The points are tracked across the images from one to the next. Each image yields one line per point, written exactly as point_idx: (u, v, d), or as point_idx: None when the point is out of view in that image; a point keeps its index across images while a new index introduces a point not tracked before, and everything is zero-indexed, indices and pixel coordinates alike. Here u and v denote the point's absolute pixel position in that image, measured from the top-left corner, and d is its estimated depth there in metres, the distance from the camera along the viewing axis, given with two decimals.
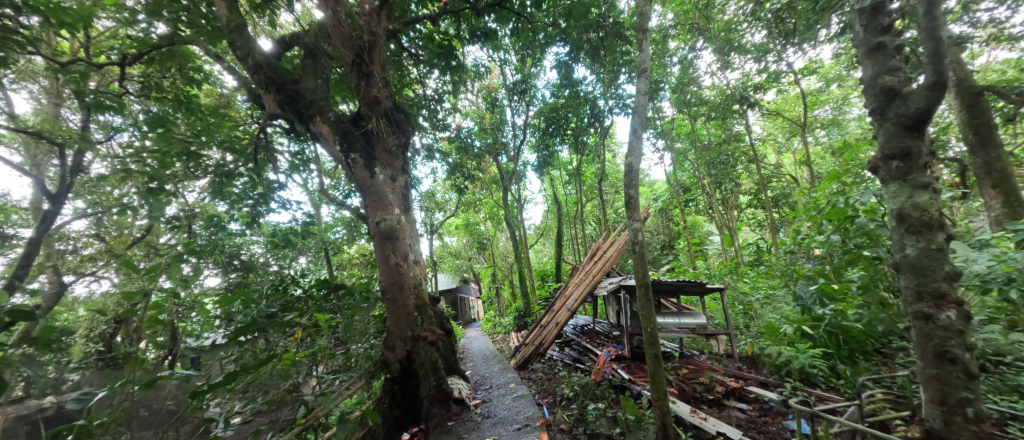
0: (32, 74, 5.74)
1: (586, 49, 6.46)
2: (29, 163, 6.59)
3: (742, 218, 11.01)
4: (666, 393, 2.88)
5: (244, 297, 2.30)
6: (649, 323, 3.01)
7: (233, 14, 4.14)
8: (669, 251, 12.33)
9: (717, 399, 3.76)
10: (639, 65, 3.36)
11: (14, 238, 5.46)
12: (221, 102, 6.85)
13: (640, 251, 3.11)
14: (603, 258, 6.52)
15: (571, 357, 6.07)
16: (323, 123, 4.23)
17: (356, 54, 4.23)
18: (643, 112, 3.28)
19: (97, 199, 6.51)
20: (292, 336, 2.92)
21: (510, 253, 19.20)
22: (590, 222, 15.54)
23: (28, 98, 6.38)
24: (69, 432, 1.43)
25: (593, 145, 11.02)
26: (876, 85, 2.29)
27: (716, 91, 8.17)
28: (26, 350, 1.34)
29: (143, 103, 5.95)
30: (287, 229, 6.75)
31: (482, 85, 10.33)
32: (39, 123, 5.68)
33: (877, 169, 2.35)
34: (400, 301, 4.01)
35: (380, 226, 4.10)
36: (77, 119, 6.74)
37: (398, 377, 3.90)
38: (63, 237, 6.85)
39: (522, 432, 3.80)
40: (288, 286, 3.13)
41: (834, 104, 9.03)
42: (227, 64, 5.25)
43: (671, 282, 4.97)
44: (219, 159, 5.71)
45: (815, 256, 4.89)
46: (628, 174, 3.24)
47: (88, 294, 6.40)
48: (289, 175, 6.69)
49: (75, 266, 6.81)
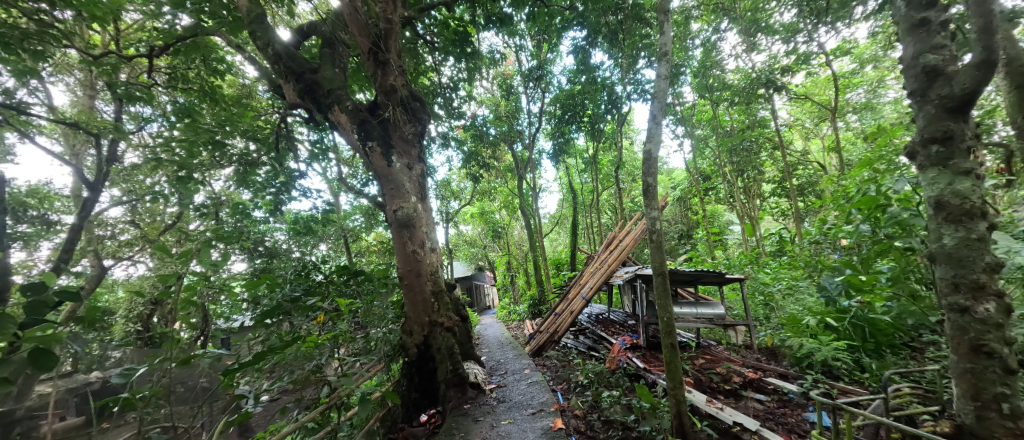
0: (68, 66, 6.03)
1: (603, 33, 6.24)
2: (69, 153, 6.98)
3: (764, 207, 10.66)
4: (682, 383, 2.86)
5: (269, 281, 2.39)
6: (666, 312, 2.95)
7: (252, 4, 4.21)
8: (687, 240, 12.11)
9: (734, 390, 3.71)
10: (660, 48, 3.24)
11: (58, 225, 5.79)
12: (244, 92, 7.01)
13: (657, 240, 3.01)
14: (619, 247, 6.44)
15: (585, 345, 6.07)
16: (341, 112, 4.28)
17: (372, 42, 4.23)
18: (664, 96, 3.16)
19: (131, 187, 7.12)
20: (315, 320, 3.02)
21: (525, 242, 19.21)
22: (607, 211, 15.40)
23: (66, 91, 6.71)
24: (117, 404, 1.52)
25: (610, 132, 10.79)
26: (918, 65, 2.13)
27: (741, 75, 7.82)
28: (74, 329, 1.44)
29: (171, 95, 6.19)
30: (308, 216, 6.88)
31: (497, 72, 10.22)
32: (76, 115, 5.95)
33: (915, 154, 2.22)
34: (417, 286, 4.12)
35: (397, 213, 4.18)
36: (110, 110, 7.04)
37: (415, 361, 4.03)
38: (102, 223, 7.29)
39: (536, 417, 3.85)
40: (310, 272, 3.23)
41: (867, 87, 8.51)
42: (248, 54, 5.37)
43: (689, 272, 4.86)
44: (243, 149, 5.92)
45: (842, 246, 4.73)
46: (646, 162, 3.14)
47: (126, 277, 6.81)
48: (309, 163, 6.87)
49: (114, 250, 7.28)
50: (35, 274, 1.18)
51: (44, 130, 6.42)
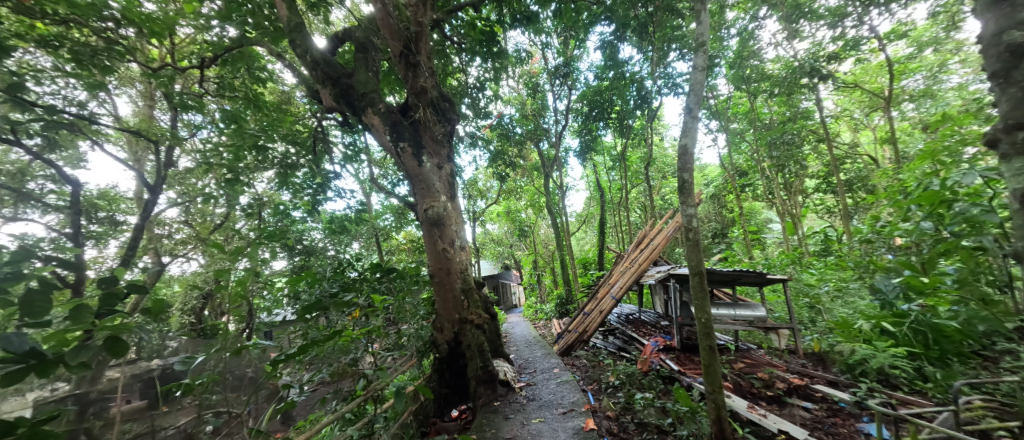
0: (130, 79, 6.57)
1: (632, 26, 6.06)
2: (132, 159, 7.61)
3: (807, 204, 10.03)
4: (721, 387, 2.74)
5: (310, 277, 2.51)
6: (704, 313, 2.83)
7: (292, 14, 4.40)
8: (722, 239, 11.62)
9: (778, 396, 3.52)
10: (697, 39, 3.11)
11: (123, 225, 6.32)
12: (283, 99, 7.40)
13: (694, 238, 2.90)
14: (650, 245, 6.26)
15: (615, 345, 5.95)
16: (375, 115, 4.42)
17: (403, 45, 4.33)
18: (701, 89, 3.03)
19: (185, 189, 7.69)
20: (351, 315, 3.13)
21: (551, 240, 19.08)
22: (636, 209, 15.04)
23: (129, 102, 7.33)
24: (180, 389, 1.65)
25: (639, 128, 10.51)
26: (999, 43, 1.77)
27: (781, 64, 7.39)
28: (145, 318, 1.58)
29: (219, 103, 6.61)
30: (342, 216, 7.19)
31: (523, 71, 10.21)
32: (138, 124, 6.48)
33: (994, 143, 1.85)
34: (447, 284, 4.19)
35: (428, 212, 4.26)
36: (166, 118, 7.61)
37: (446, 357, 4.10)
38: (161, 223, 7.93)
39: (567, 417, 3.81)
40: (346, 269, 3.36)
41: (927, 72, 7.81)
42: (287, 62, 5.64)
43: (727, 272, 4.64)
44: (284, 152, 6.31)
45: (898, 245, 4.38)
46: (682, 157, 3.04)
47: (181, 273, 7.36)
48: (344, 165, 7.15)
49: (171, 248, 7.89)
50: (107, 270, 1.28)
51: (112, 139, 7.06)
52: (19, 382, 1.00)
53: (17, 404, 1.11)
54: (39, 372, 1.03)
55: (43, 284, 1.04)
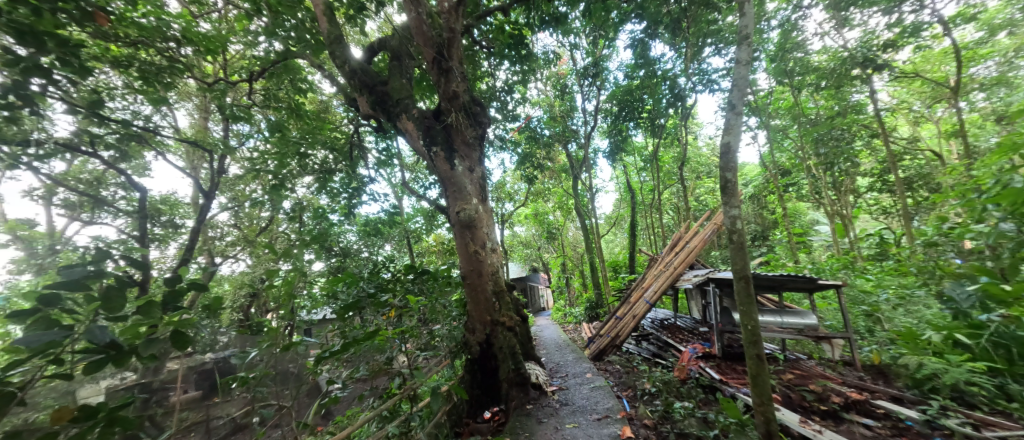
0: (188, 94, 7.14)
1: (665, 23, 5.90)
2: (189, 167, 8.25)
3: (860, 204, 9.31)
4: (770, 399, 2.58)
5: (350, 277, 2.59)
6: (750, 320, 2.68)
7: (332, 26, 4.62)
8: (763, 242, 11.01)
9: (834, 411, 3.26)
10: (740, 32, 2.97)
11: (181, 228, 6.85)
12: (322, 107, 7.78)
13: (739, 241, 2.76)
14: (686, 248, 6.02)
15: (650, 351, 5.77)
16: (409, 120, 4.54)
17: (436, 51, 4.43)
18: (744, 84, 2.88)
19: (234, 194, 8.23)
20: (387, 315, 3.22)
21: (580, 243, 18.83)
22: (668, 211, 14.55)
23: (187, 114, 7.97)
24: (237, 382, 1.74)
25: (671, 127, 10.18)
26: None
27: (829, 55, 6.93)
28: (208, 315, 1.68)
29: (264, 113, 7.04)
30: (376, 219, 7.44)
31: (551, 73, 10.18)
32: (194, 135, 7.02)
33: None
34: (479, 286, 4.22)
35: (460, 215, 4.32)
36: (219, 129, 8.21)
37: (478, 359, 4.12)
38: (214, 226, 8.53)
39: (602, 423, 3.72)
40: (383, 270, 3.46)
41: (1000, 58, 7.07)
42: (326, 72, 5.93)
43: (772, 276, 4.38)
44: (323, 158, 6.60)
45: (971, 249, 3.97)
46: (724, 156, 2.90)
47: (231, 272, 7.87)
48: (377, 169, 7.40)
49: (222, 249, 8.47)
50: (172, 270, 1.37)
51: (172, 149, 7.69)
52: (99, 371, 1.07)
53: (94, 390, 1.19)
54: (116, 362, 1.10)
55: (120, 281, 1.13)
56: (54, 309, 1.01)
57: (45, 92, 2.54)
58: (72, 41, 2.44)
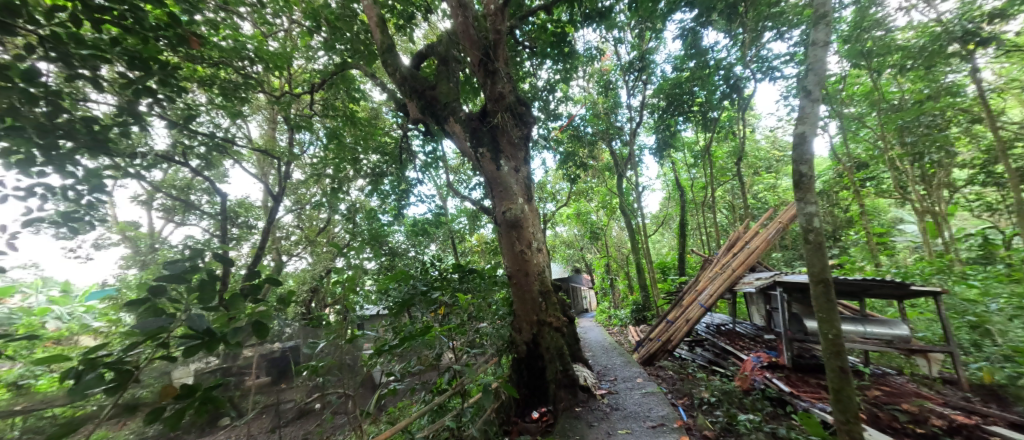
0: (259, 107, 7.86)
1: (719, 9, 5.54)
2: (260, 173, 9.09)
3: (957, 200, 8.11)
4: (856, 417, 2.33)
5: (405, 274, 2.70)
6: (831, 328, 2.43)
7: (384, 36, 4.86)
8: (834, 242, 9.95)
9: (933, 435, 2.87)
10: (817, 11, 2.70)
11: (253, 228, 7.55)
12: (373, 114, 8.22)
13: (816, 241, 2.52)
14: (746, 249, 5.61)
15: (705, 358, 5.45)
16: (456, 123, 4.66)
17: (482, 54, 4.50)
18: (821, 68, 2.62)
19: (297, 197, 8.93)
20: (437, 312, 3.33)
21: (624, 243, 18.23)
22: (722, 209, 13.64)
23: (258, 126, 8.78)
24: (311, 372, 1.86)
25: (726, 119, 9.53)
26: None
27: (916, 32, 6.12)
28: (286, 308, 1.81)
29: (323, 122, 7.57)
30: (423, 219, 7.70)
31: (594, 69, 9.96)
32: (264, 144, 7.72)
33: None
34: (526, 285, 4.24)
35: (506, 214, 4.36)
36: (284, 138, 8.96)
37: (525, 358, 4.14)
38: (280, 227, 9.32)
39: (658, 432, 3.56)
40: (434, 268, 3.57)
41: None
42: (378, 81, 6.25)
43: (850, 280, 3.95)
44: (374, 162, 6.95)
45: None
46: (797, 148, 2.66)
47: (295, 269, 8.55)
48: (424, 171, 7.66)
49: (287, 248, 9.23)
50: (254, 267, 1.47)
51: (246, 157, 8.50)
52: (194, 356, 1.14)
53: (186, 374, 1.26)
54: (208, 348, 1.16)
55: (213, 276, 1.22)
56: (160, 298, 1.12)
57: (150, 110, 2.90)
58: (169, 64, 2.75)
